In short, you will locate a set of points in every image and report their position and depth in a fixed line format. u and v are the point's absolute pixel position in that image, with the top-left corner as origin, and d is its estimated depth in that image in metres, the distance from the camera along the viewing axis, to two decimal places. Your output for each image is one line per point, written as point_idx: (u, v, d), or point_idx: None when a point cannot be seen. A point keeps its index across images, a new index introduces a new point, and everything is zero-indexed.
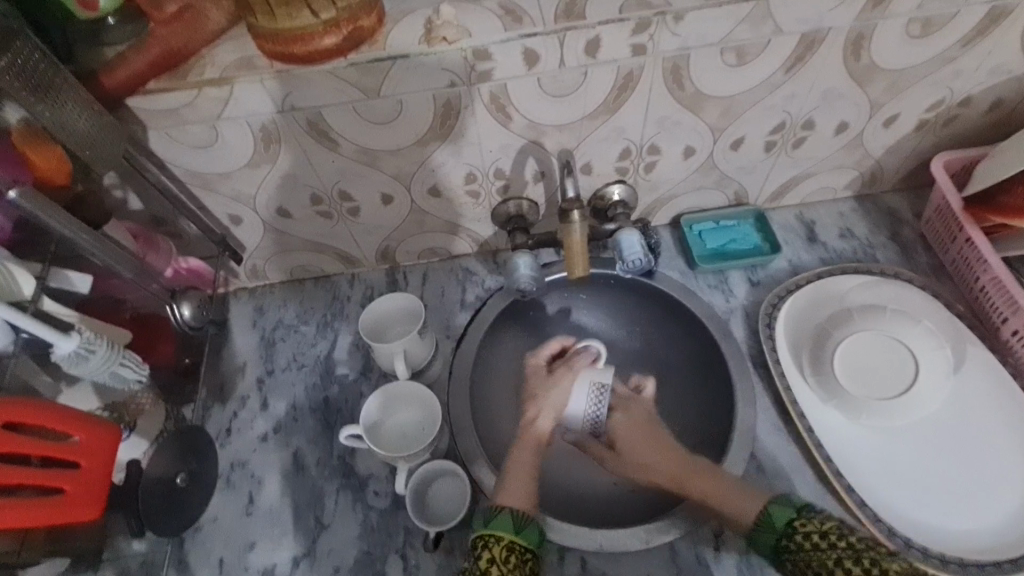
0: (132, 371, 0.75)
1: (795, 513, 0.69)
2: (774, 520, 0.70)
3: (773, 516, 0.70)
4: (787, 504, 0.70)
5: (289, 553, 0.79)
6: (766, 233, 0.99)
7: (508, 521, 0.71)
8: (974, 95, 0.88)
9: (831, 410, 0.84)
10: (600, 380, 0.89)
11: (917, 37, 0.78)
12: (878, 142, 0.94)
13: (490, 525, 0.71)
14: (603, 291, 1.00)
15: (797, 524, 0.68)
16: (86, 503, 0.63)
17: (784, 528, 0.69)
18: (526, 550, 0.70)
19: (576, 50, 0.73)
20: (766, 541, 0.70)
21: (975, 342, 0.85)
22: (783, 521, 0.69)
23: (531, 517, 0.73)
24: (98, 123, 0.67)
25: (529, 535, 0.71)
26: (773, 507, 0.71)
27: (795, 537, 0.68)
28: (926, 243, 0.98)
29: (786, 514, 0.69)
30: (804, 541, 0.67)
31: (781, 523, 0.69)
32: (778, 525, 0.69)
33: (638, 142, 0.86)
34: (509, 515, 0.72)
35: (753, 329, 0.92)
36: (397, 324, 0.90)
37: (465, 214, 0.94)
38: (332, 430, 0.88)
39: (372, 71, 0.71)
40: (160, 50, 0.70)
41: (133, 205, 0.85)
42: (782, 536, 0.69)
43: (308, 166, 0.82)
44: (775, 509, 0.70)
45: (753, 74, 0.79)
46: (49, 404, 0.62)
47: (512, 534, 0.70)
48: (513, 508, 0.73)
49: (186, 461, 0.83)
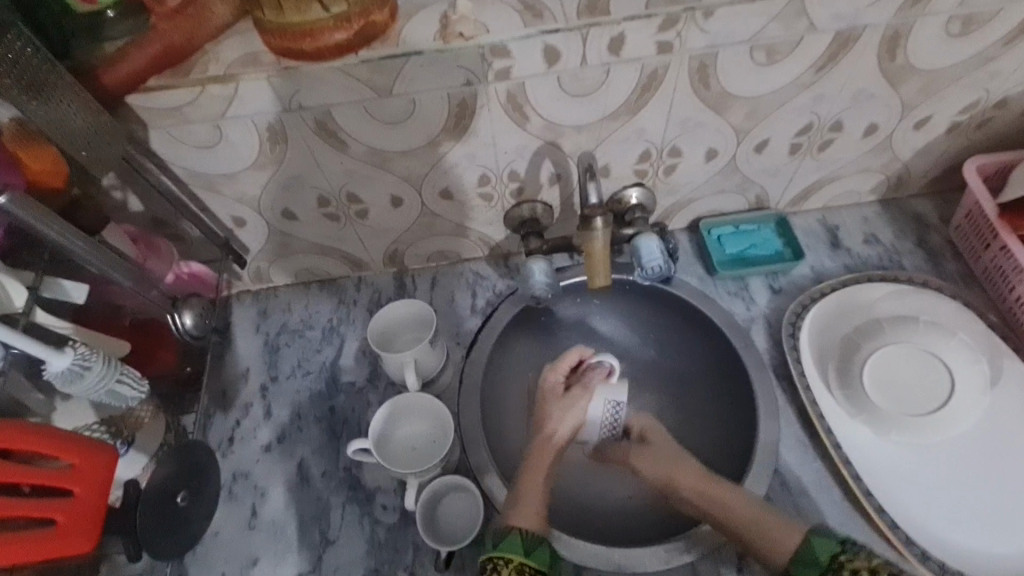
0: (130, 389, 0.71)
1: (838, 547, 0.65)
2: (814, 555, 0.66)
3: (813, 551, 0.66)
4: (830, 537, 0.66)
5: (293, 569, 0.76)
6: (788, 238, 0.95)
7: (518, 542, 0.68)
8: (1010, 97, 0.84)
9: (859, 425, 0.80)
10: (614, 399, 0.86)
11: (956, 35, 0.75)
12: (908, 144, 0.90)
13: (499, 547, 0.68)
14: (619, 297, 0.96)
15: (842, 558, 0.64)
16: (80, 533, 0.60)
17: (826, 563, 0.65)
18: (537, 572, 0.66)
19: (599, 47, 0.69)
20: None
21: (1011, 356, 0.81)
22: (826, 555, 0.65)
23: (541, 536, 0.70)
24: (95, 123, 0.63)
25: (540, 558, 0.68)
26: (815, 540, 0.66)
27: (838, 572, 0.63)
28: (954, 249, 0.94)
29: (830, 548, 0.65)
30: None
31: (823, 557, 0.65)
32: (819, 560, 0.65)
33: (659, 144, 0.83)
34: (519, 536, 0.69)
35: (775, 338, 0.89)
36: (406, 331, 0.87)
37: (477, 216, 0.90)
38: (338, 441, 0.84)
39: (384, 68, 0.68)
40: (162, 46, 0.66)
41: (132, 207, 0.81)
42: (824, 572, 0.64)
43: (315, 168, 0.79)
44: (818, 542, 0.66)
45: (782, 73, 0.75)
46: (37, 427, 0.59)
47: (522, 555, 0.67)
48: (523, 528, 0.69)
49: (187, 478, 0.78)
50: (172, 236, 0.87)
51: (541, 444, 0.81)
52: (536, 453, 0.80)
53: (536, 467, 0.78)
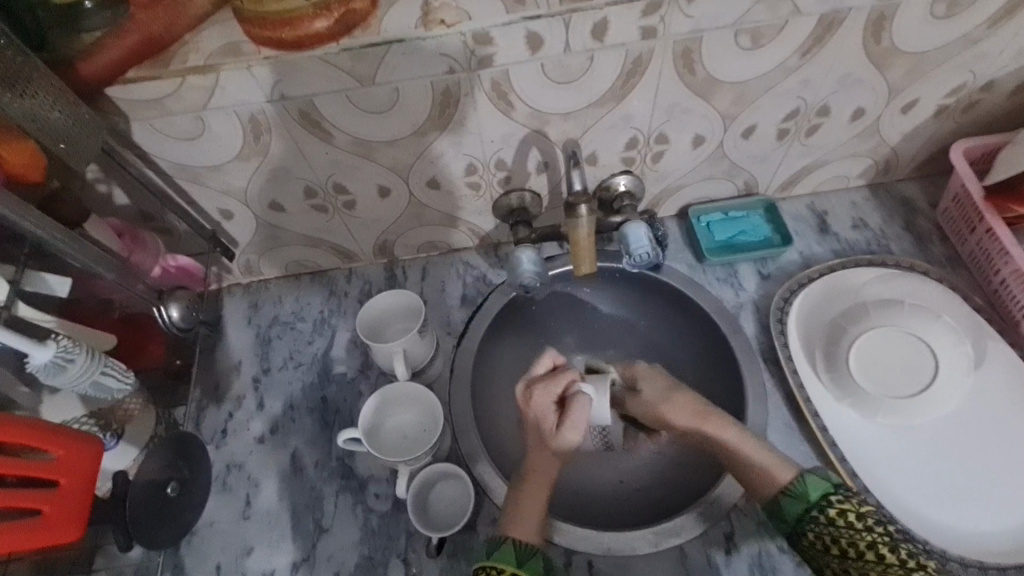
0: (116, 381, 0.72)
1: (832, 488, 0.66)
2: (807, 491, 0.66)
3: (806, 487, 0.66)
4: (824, 478, 0.67)
5: (287, 558, 0.76)
6: (777, 224, 0.96)
7: (511, 552, 0.68)
8: (995, 80, 0.84)
9: (845, 408, 0.80)
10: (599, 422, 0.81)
11: (941, 18, 0.74)
12: (895, 129, 0.90)
13: (492, 557, 0.68)
14: (609, 284, 0.96)
15: (833, 498, 0.65)
16: (63, 523, 0.60)
17: (817, 501, 0.65)
18: None
19: (583, 32, 0.69)
20: (792, 510, 0.66)
21: (995, 338, 0.81)
22: (818, 493, 0.65)
23: (534, 547, 0.70)
24: (74, 114, 0.63)
25: (534, 567, 0.67)
26: (808, 479, 0.67)
27: (827, 510, 0.64)
28: (942, 232, 0.94)
29: (823, 487, 0.66)
30: (836, 517, 0.64)
31: (814, 495, 0.65)
32: (810, 497, 0.66)
33: (646, 131, 0.83)
34: (511, 545, 0.69)
35: (764, 324, 0.89)
36: (397, 322, 0.87)
37: (465, 206, 0.90)
38: (330, 431, 0.85)
39: (366, 57, 0.67)
40: (140, 36, 0.65)
41: (118, 200, 0.81)
42: (813, 508, 0.65)
43: (300, 158, 0.78)
44: (812, 481, 0.67)
45: (766, 58, 0.75)
46: (21, 419, 0.59)
47: (514, 566, 0.67)
48: (516, 538, 0.70)
49: (177, 469, 0.79)
50: (159, 230, 0.87)
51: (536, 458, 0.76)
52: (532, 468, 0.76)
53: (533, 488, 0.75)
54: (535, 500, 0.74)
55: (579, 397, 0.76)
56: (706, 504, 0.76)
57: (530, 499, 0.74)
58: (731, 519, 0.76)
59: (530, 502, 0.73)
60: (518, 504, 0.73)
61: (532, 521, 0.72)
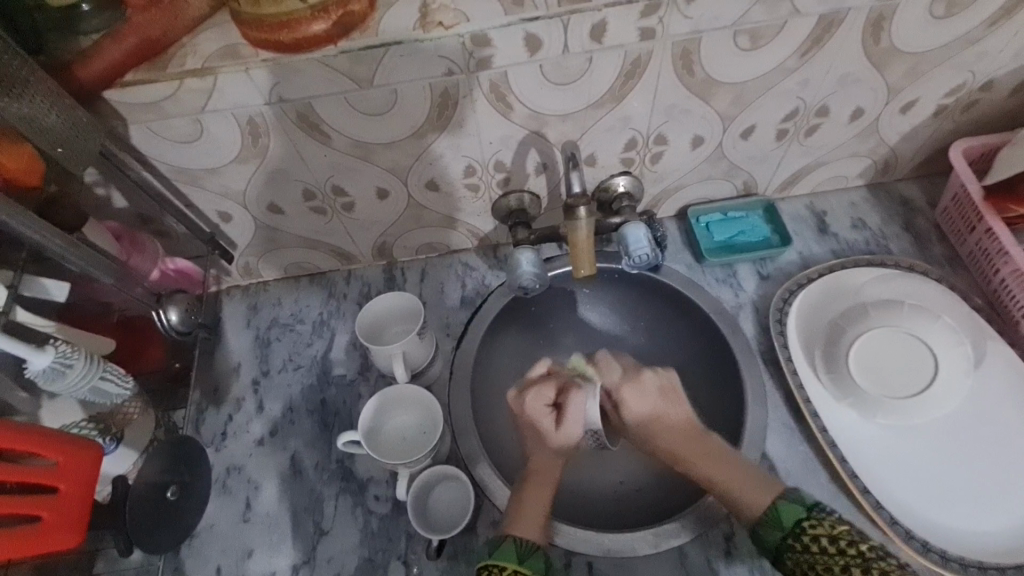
0: (114, 386, 0.72)
1: (804, 512, 0.66)
2: (779, 518, 0.67)
3: (780, 515, 0.67)
4: (797, 503, 0.67)
5: (287, 560, 0.76)
6: (776, 224, 0.96)
7: (512, 551, 0.68)
8: (995, 79, 0.84)
9: (845, 408, 0.80)
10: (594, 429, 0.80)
11: (940, 18, 0.74)
12: (895, 129, 0.90)
13: (494, 555, 0.68)
14: (608, 285, 0.96)
15: (806, 524, 0.65)
16: (62, 529, 0.60)
17: (790, 527, 0.66)
18: None
19: (581, 34, 0.69)
20: (770, 538, 0.67)
21: (995, 337, 0.81)
22: (792, 519, 0.66)
23: (535, 545, 0.69)
24: (71, 118, 0.63)
25: (534, 566, 0.67)
26: (782, 505, 0.68)
27: (802, 537, 0.65)
28: (941, 232, 0.94)
29: (796, 513, 0.67)
30: (810, 543, 0.64)
31: (788, 521, 0.66)
32: (784, 523, 0.66)
33: (645, 132, 0.83)
34: (513, 544, 0.69)
35: (763, 324, 0.89)
36: (395, 323, 0.87)
37: (464, 208, 0.90)
38: (330, 433, 0.84)
39: (365, 59, 0.67)
40: (137, 39, 0.65)
41: (116, 203, 0.81)
42: (789, 535, 0.66)
43: (299, 161, 0.78)
44: (785, 507, 0.67)
45: (765, 59, 0.75)
46: (20, 426, 0.58)
47: (516, 563, 0.67)
48: (517, 535, 0.70)
49: (177, 472, 0.79)
50: (158, 232, 0.87)
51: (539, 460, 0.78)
52: (533, 469, 0.77)
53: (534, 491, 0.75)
54: (535, 502, 0.74)
55: (574, 395, 0.78)
56: (706, 505, 0.76)
57: (531, 502, 0.74)
58: (730, 520, 0.76)
59: (530, 504, 0.73)
60: (518, 507, 0.73)
61: (533, 522, 0.72)
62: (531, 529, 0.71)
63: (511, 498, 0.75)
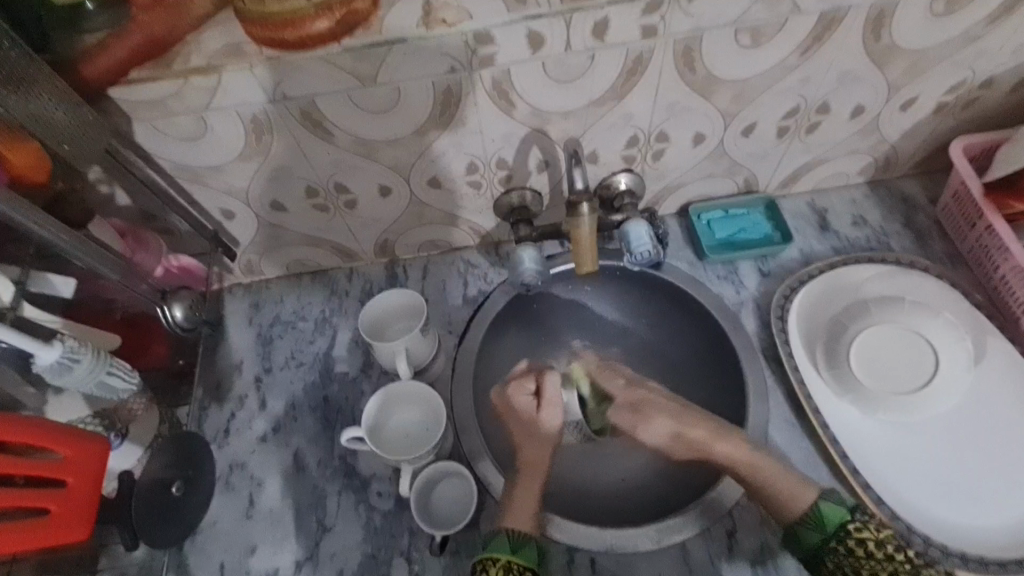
0: (122, 380, 0.73)
1: (848, 515, 0.67)
2: (825, 520, 0.67)
3: (824, 516, 0.67)
4: (839, 504, 0.68)
5: (291, 556, 0.77)
6: (777, 221, 0.96)
7: (506, 543, 0.69)
8: (995, 77, 0.84)
9: (846, 405, 0.81)
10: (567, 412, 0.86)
11: (941, 15, 0.75)
12: (895, 126, 0.90)
13: (488, 547, 0.69)
14: (610, 283, 0.96)
15: (851, 528, 0.66)
16: (72, 522, 0.60)
17: (835, 530, 0.67)
18: (524, 570, 0.67)
19: (584, 31, 0.69)
20: (811, 539, 0.68)
21: (995, 333, 0.82)
22: (836, 523, 0.67)
23: (529, 535, 0.70)
24: (76, 115, 0.63)
25: (527, 555, 0.68)
26: (824, 506, 0.68)
27: (846, 541, 0.66)
28: (942, 229, 0.95)
29: (840, 515, 0.67)
30: (855, 547, 0.66)
31: (832, 526, 0.67)
32: (829, 527, 0.67)
33: (647, 129, 0.83)
34: (506, 536, 0.70)
35: (764, 321, 0.89)
36: (398, 320, 0.88)
37: (466, 205, 0.91)
38: (332, 430, 0.85)
39: (368, 56, 0.67)
40: (143, 36, 0.65)
41: (120, 201, 0.81)
42: (830, 537, 0.67)
43: (302, 159, 0.79)
44: (828, 509, 0.67)
45: (766, 56, 0.75)
46: (27, 419, 0.59)
47: (509, 554, 0.67)
48: (511, 527, 0.71)
49: (182, 467, 0.80)
50: (162, 230, 0.87)
51: (533, 456, 0.78)
52: (535, 465, 0.77)
53: (530, 485, 0.75)
54: (537, 499, 0.74)
55: (547, 379, 0.83)
56: (707, 501, 0.77)
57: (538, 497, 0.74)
58: (732, 516, 0.76)
59: (535, 503, 0.73)
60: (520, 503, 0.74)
61: (535, 519, 0.72)
62: (533, 524, 0.71)
63: (504, 488, 0.76)
